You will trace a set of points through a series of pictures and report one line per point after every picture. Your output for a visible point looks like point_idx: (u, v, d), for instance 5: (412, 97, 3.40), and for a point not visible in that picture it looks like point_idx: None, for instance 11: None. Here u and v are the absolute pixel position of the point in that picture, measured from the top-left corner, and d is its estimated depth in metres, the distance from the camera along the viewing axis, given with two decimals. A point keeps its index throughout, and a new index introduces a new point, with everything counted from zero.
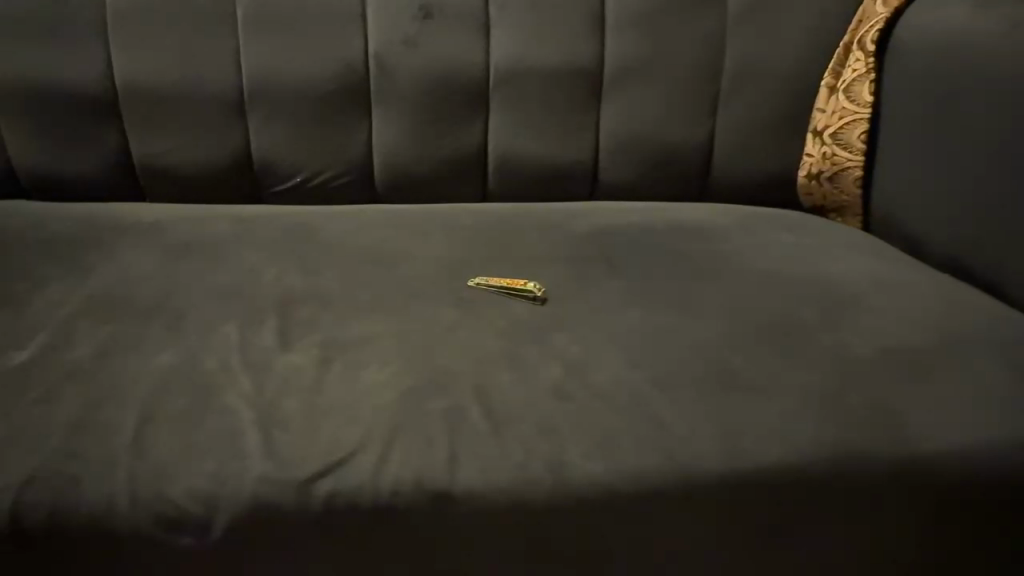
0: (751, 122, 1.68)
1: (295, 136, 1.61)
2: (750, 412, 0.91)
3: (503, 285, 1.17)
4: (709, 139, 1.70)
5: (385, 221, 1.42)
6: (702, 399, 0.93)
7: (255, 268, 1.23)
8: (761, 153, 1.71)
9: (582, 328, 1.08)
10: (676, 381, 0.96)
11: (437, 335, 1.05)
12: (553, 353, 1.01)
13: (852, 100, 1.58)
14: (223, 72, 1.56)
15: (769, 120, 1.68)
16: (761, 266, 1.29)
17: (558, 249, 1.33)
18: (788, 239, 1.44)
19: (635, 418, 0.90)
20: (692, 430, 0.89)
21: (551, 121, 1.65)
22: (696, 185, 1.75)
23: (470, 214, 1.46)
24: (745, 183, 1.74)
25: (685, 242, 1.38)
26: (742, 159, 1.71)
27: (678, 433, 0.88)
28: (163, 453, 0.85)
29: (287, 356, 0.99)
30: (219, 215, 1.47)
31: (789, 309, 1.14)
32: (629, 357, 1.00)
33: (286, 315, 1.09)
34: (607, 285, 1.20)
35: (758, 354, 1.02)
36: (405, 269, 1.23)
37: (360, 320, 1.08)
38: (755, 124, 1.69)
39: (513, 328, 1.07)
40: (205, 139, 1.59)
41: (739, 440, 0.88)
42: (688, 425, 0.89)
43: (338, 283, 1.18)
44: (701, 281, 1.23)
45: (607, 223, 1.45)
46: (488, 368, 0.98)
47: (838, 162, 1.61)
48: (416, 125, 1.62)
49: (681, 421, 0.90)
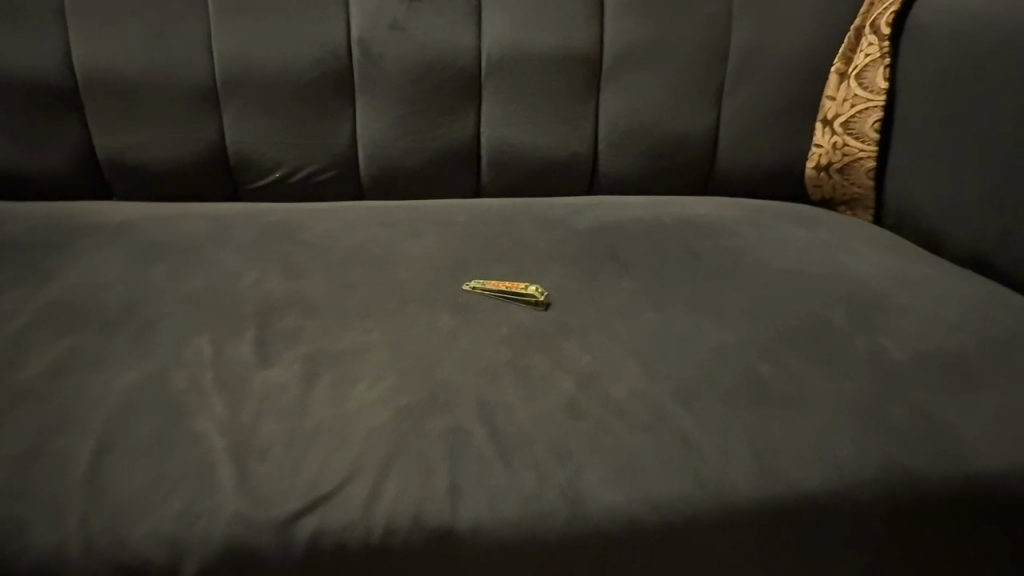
0: (758, 110, 1.60)
1: (275, 128, 1.49)
2: (785, 427, 0.83)
3: (501, 288, 1.07)
4: (712, 129, 1.61)
5: (373, 219, 1.31)
6: (731, 414, 0.84)
7: (231, 271, 1.12)
8: (770, 144, 1.62)
9: (593, 334, 0.98)
10: (701, 393, 0.87)
11: (434, 345, 0.95)
12: (564, 363, 0.92)
13: (865, 87, 1.49)
14: (194, 59, 1.44)
15: (778, 108, 1.59)
16: (778, 263, 1.21)
17: (561, 248, 1.23)
18: (804, 235, 1.35)
19: (660, 438, 0.81)
20: (723, 450, 0.80)
21: (550, 111, 1.55)
22: (700, 177, 1.66)
23: (463, 210, 1.36)
24: (752, 175, 1.65)
25: (694, 238, 1.29)
26: (748, 151, 1.62)
27: (707, 453, 0.79)
28: (125, 488, 0.74)
29: (267, 371, 0.88)
30: (192, 213, 1.35)
31: (815, 310, 1.05)
32: (648, 367, 0.91)
33: (265, 325, 0.98)
34: (617, 286, 1.11)
35: (787, 361, 0.93)
36: (397, 271, 1.13)
37: (348, 329, 0.97)
38: (763, 113, 1.60)
39: (517, 335, 0.97)
40: (177, 132, 1.47)
41: (775, 460, 0.79)
42: (718, 444, 0.80)
43: (322, 287, 1.07)
44: (717, 281, 1.14)
45: (610, 218, 1.36)
46: (493, 382, 0.88)
47: (849, 152, 1.53)
48: (404, 115, 1.51)
49: (711, 440, 0.81)
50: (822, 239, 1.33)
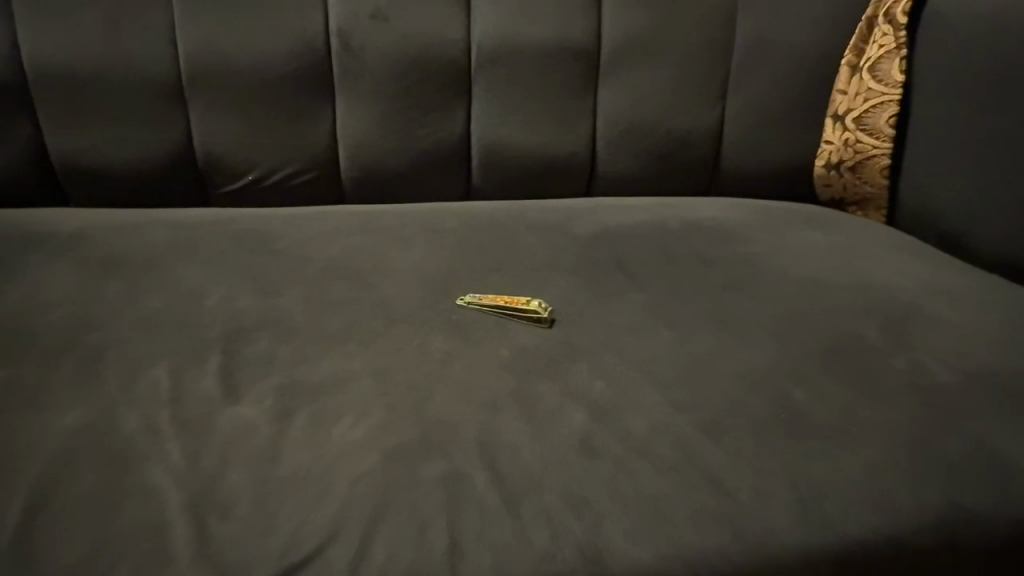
0: (765, 106, 1.50)
1: (248, 127, 1.37)
2: (827, 464, 0.73)
3: (499, 303, 0.96)
4: (717, 126, 1.51)
5: (355, 226, 1.19)
6: (767, 451, 0.74)
7: (196, 288, 1.00)
8: (778, 141, 1.52)
9: (604, 356, 0.88)
10: (730, 426, 0.77)
11: (425, 373, 0.83)
12: (572, 392, 0.81)
13: (879, 80, 1.39)
14: (156, 52, 1.31)
15: (787, 103, 1.50)
16: (797, 272, 1.11)
17: (561, 257, 1.12)
18: (819, 238, 1.26)
19: (689, 481, 0.71)
20: (762, 493, 0.70)
21: (545, 108, 1.45)
22: (704, 177, 1.56)
23: (452, 215, 1.25)
24: (759, 174, 1.56)
25: (704, 244, 1.19)
26: (755, 149, 1.53)
27: (743, 499, 0.69)
28: (61, 559, 0.62)
29: (234, 409, 0.77)
30: (154, 221, 1.22)
31: (845, 325, 0.96)
32: (668, 395, 0.81)
33: (234, 352, 0.86)
34: (626, 301, 1.01)
35: (821, 385, 0.83)
36: (382, 286, 1.01)
37: (327, 355, 0.86)
38: (770, 108, 1.50)
39: (519, 360, 0.87)
40: (140, 133, 1.34)
41: (819, 504, 0.70)
42: (755, 486, 0.70)
43: (298, 306, 0.96)
44: (734, 292, 1.04)
45: (612, 223, 1.25)
46: (493, 416, 0.77)
47: (862, 150, 1.43)
48: (388, 113, 1.40)
49: (747, 483, 0.71)
50: (840, 243, 1.24)
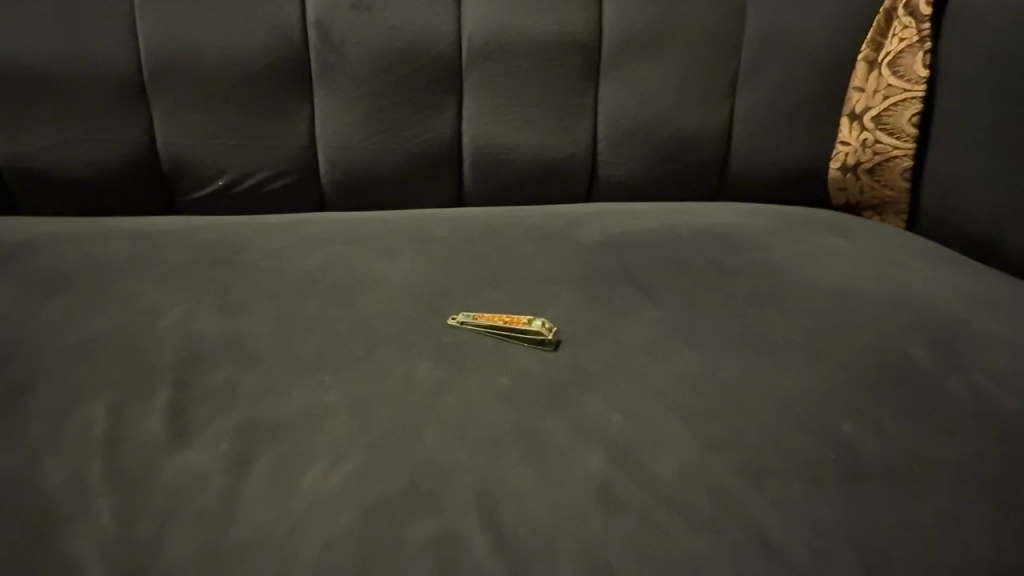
0: (779, 102, 1.39)
1: (217, 127, 1.25)
2: (883, 518, 0.63)
3: (495, 323, 0.83)
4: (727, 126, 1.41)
5: (333, 235, 1.06)
6: (817, 502, 0.64)
7: (148, 305, 0.87)
8: (793, 141, 1.41)
9: (621, 384, 0.76)
10: (771, 469, 0.66)
11: (411, 408, 0.71)
12: (584, 428, 0.70)
13: (901, 75, 1.28)
14: (114, 44, 1.19)
15: (805, 99, 1.38)
16: (827, 283, 1.00)
17: (565, 268, 1.00)
18: (841, 245, 1.15)
19: (728, 539, 0.60)
20: (816, 553, 0.60)
21: (543, 107, 1.33)
22: (713, 178, 1.45)
23: (441, 222, 1.12)
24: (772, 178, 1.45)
25: (720, 253, 1.08)
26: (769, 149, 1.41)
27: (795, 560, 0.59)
28: None
29: (182, 455, 0.65)
30: (108, 228, 1.08)
31: (889, 344, 0.85)
32: (698, 432, 0.70)
33: (187, 383, 0.73)
34: (638, 317, 0.89)
35: (871, 420, 0.73)
36: (362, 302, 0.89)
37: (297, 386, 0.74)
38: (785, 105, 1.39)
39: (522, 389, 0.75)
40: (96, 133, 1.21)
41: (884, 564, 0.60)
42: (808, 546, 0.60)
43: (266, 326, 0.83)
44: (760, 306, 0.93)
45: (619, 229, 1.14)
46: (493, 461, 0.66)
47: (882, 151, 1.32)
48: (373, 112, 1.28)
49: (798, 542, 0.60)
50: (864, 249, 1.13)
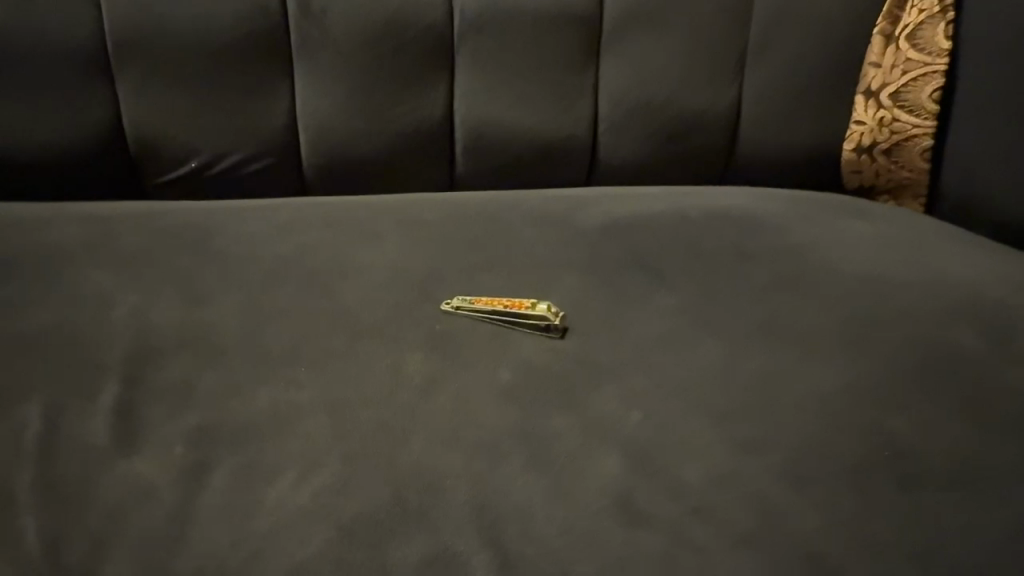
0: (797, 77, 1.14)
1: (179, 106, 1.10)
2: (944, 525, 0.56)
3: (495, 307, 0.74)
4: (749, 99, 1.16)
5: (311, 215, 0.95)
6: (867, 507, 0.56)
7: (99, 295, 0.77)
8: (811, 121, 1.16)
9: (636, 378, 0.67)
10: (813, 472, 0.58)
11: (397, 410, 0.62)
12: (595, 427, 0.61)
13: (921, 48, 1.07)
14: (63, 13, 1.05)
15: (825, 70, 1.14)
16: (855, 265, 0.91)
17: (569, 251, 0.91)
18: (862, 228, 1.00)
19: (767, 553, 0.52)
20: (868, 566, 0.52)
21: (541, 82, 1.15)
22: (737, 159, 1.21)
23: (428, 203, 0.99)
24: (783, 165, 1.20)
25: (739, 234, 0.97)
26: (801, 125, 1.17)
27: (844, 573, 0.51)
28: None
29: (126, 464, 0.56)
30: (57, 211, 0.95)
31: (933, 332, 0.76)
32: (728, 431, 0.62)
33: (137, 382, 0.64)
34: (651, 304, 0.80)
35: (921, 414, 0.65)
36: (343, 290, 0.79)
37: (265, 383, 0.64)
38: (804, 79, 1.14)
39: (524, 384, 0.66)
40: (50, 112, 1.08)
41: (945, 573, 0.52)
42: (856, 558, 0.52)
43: (234, 316, 0.74)
44: (784, 293, 0.84)
45: (660, 210, 1.01)
46: (491, 468, 0.57)
47: (901, 132, 1.10)
48: (354, 91, 1.13)
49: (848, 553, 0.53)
50: (894, 234, 0.99)
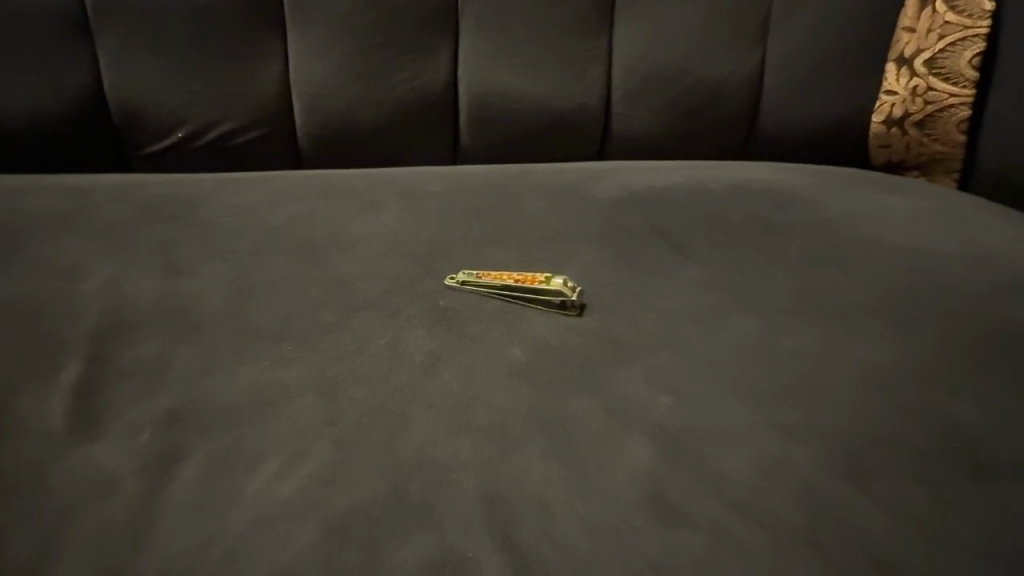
0: (831, 42, 0.98)
1: (159, 68, 0.95)
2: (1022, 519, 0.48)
3: (505, 282, 0.66)
4: (803, 65, 1.00)
5: (305, 185, 0.87)
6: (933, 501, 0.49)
7: (68, 267, 0.70)
8: (843, 91, 1.00)
9: (666, 357, 0.60)
10: (869, 460, 0.51)
11: (396, 392, 0.55)
12: (621, 410, 0.54)
13: (961, 8, 0.90)
14: None
15: (856, 35, 0.98)
16: (900, 236, 0.83)
17: (583, 223, 0.82)
18: (900, 202, 0.91)
19: (822, 553, 0.45)
20: (938, 567, 0.45)
21: (562, 43, 0.99)
22: (783, 133, 1.04)
23: (431, 173, 0.91)
24: (815, 138, 1.04)
25: (770, 204, 0.89)
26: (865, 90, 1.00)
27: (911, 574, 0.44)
28: None
29: (85, 451, 0.49)
30: (25, 180, 0.86)
31: (992, 309, 0.68)
32: (772, 414, 0.54)
33: (104, 359, 0.57)
34: (677, 278, 0.72)
35: (987, 398, 0.57)
36: (338, 261, 0.72)
37: (246, 362, 0.57)
38: (839, 43, 0.98)
39: (541, 363, 0.59)
40: (22, 78, 0.93)
41: None
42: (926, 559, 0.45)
43: (215, 289, 0.66)
44: (824, 267, 0.76)
45: (677, 181, 0.93)
46: (503, 458, 0.50)
47: (937, 103, 0.93)
48: (343, 55, 0.97)
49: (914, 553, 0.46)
50: (940, 204, 0.90)
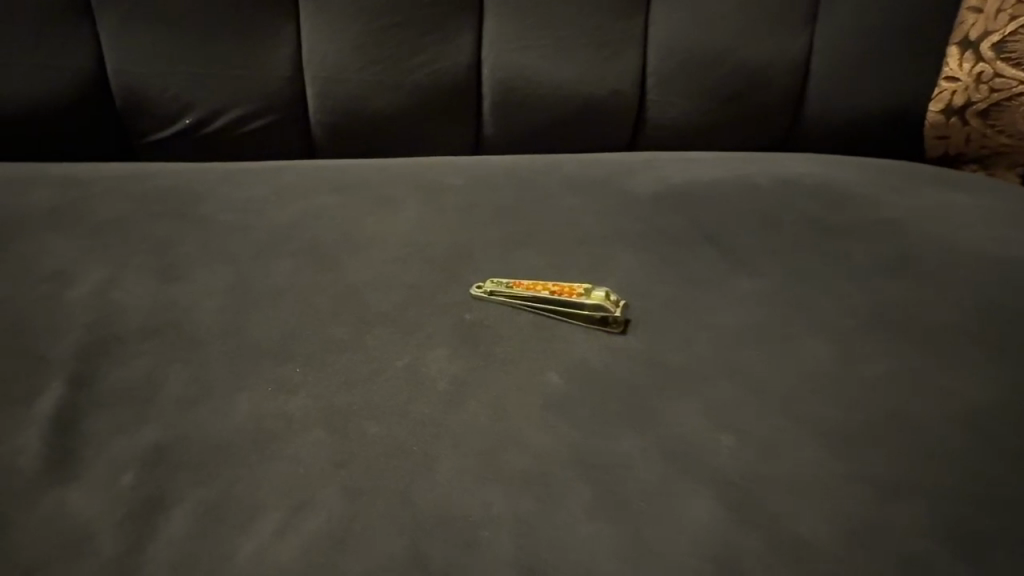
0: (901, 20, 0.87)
1: (161, 50, 0.87)
2: None
3: (538, 293, 0.59)
4: (874, 43, 0.88)
5: (315, 178, 0.80)
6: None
7: (59, 271, 0.64)
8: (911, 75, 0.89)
9: (723, 388, 0.53)
10: (959, 519, 0.45)
11: (416, 427, 0.48)
12: (672, 452, 0.48)
13: None
14: None
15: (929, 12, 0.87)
16: (980, 240, 0.74)
17: (620, 222, 0.74)
18: (974, 200, 0.81)
19: None
20: None
21: (598, 22, 0.90)
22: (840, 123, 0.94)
23: (452, 165, 0.83)
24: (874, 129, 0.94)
25: (830, 202, 0.79)
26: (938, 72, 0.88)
27: None
28: None
29: (74, 494, 0.44)
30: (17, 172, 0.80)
31: None
32: (848, 463, 0.48)
33: (93, 382, 0.51)
34: (729, 288, 0.64)
35: None
36: (352, 266, 0.65)
37: (249, 389, 0.51)
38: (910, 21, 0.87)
39: (581, 393, 0.52)
40: (15, 59, 0.85)
41: None
42: None
43: (216, 299, 0.60)
44: (895, 276, 0.67)
45: (724, 174, 0.84)
46: (538, 514, 0.44)
47: (1005, 91, 0.82)
48: (357, 35, 0.89)
49: None
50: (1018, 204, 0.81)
